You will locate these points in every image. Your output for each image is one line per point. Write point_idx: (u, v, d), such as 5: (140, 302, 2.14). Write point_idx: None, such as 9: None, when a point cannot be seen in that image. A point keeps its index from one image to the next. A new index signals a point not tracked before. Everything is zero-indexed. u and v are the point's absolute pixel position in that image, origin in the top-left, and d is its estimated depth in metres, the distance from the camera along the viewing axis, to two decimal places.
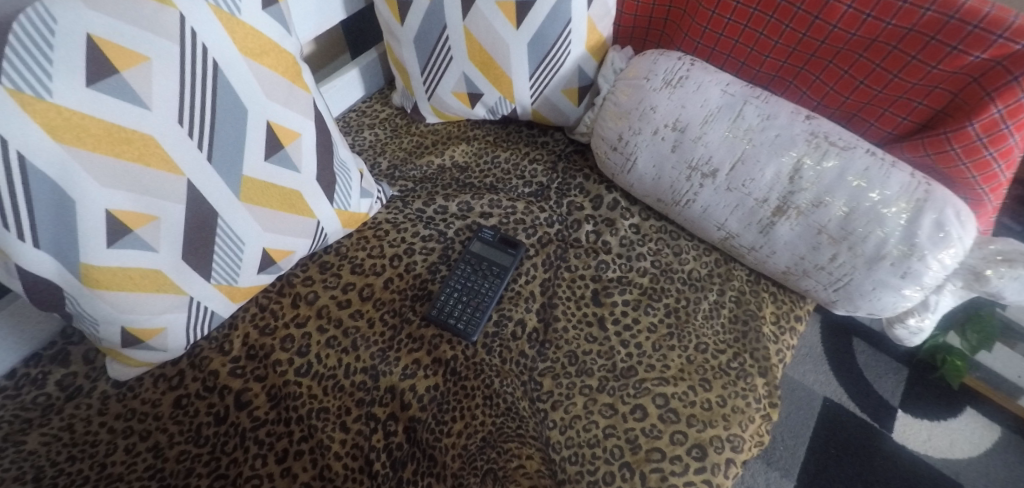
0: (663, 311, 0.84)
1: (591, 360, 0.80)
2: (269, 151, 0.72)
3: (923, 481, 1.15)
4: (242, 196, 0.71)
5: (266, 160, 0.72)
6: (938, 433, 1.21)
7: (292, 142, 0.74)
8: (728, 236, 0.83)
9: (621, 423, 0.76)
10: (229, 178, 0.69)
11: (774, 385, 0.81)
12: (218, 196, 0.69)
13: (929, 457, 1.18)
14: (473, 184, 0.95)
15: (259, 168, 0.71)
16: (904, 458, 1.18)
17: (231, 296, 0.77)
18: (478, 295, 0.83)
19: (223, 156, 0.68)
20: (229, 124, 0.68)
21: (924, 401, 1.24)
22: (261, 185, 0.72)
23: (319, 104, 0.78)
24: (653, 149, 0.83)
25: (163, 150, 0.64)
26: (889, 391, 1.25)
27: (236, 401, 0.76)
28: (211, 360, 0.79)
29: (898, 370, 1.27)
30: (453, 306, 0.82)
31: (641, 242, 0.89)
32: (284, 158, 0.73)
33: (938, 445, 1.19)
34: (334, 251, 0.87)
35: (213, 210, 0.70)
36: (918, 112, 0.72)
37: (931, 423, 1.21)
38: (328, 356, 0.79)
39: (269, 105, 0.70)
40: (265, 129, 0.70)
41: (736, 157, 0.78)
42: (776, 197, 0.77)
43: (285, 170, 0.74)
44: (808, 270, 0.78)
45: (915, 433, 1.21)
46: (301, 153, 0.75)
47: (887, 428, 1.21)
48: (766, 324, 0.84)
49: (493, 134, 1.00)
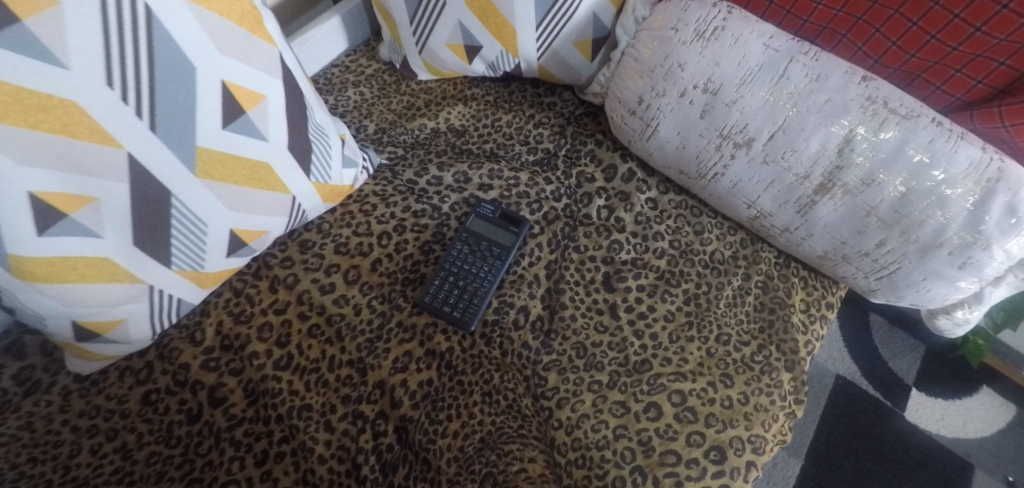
0: (682, 298, 0.76)
1: (601, 353, 0.72)
2: (228, 118, 0.62)
3: (935, 462, 1.10)
4: (200, 171, 0.62)
5: (224, 128, 0.62)
6: (952, 412, 1.15)
7: (255, 105, 0.63)
8: (760, 214, 0.74)
9: (634, 423, 0.69)
10: (180, 150, 0.60)
11: (801, 380, 0.73)
12: (168, 173, 0.60)
13: (942, 436, 1.13)
14: (472, 152, 0.85)
15: (218, 138, 0.61)
16: (916, 438, 1.12)
17: (199, 282, 0.69)
18: (477, 280, 0.75)
19: (169, 125, 0.58)
20: (175, 86, 0.58)
21: (939, 379, 1.17)
22: (222, 157, 0.63)
23: (287, 60, 0.67)
24: (679, 114, 0.73)
25: (92, 119, 0.54)
26: (905, 369, 1.18)
27: (210, 398, 0.69)
28: (181, 351, 0.71)
29: (916, 346, 1.20)
30: (449, 292, 0.74)
31: (659, 219, 0.80)
32: (247, 125, 0.63)
33: (951, 425, 1.14)
34: (316, 227, 0.78)
35: (166, 188, 0.60)
36: (997, 75, 0.61)
37: (945, 402, 1.15)
38: (310, 348, 0.72)
39: (223, 60, 0.60)
40: (220, 90, 0.60)
41: (776, 125, 0.68)
42: (820, 173, 0.67)
43: (250, 139, 0.64)
44: (848, 256, 0.70)
45: (928, 412, 1.15)
46: (267, 118, 0.65)
47: (900, 407, 1.15)
48: (795, 314, 0.76)
49: (494, 93, 0.90)
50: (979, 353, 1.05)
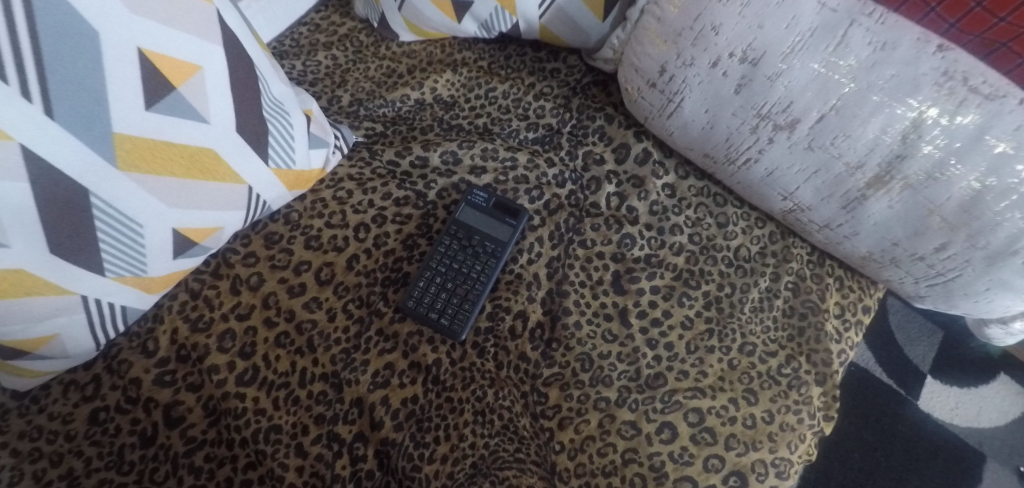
0: (703, 302, 0.67)
1: (609, 366, 0.64)
2: (152, 97, 0.50)
3: (947, 453, 1.03)
4: (123, 163, 0.51)
5: (148, 109, 0.50)
6: (966, 401, 1.06)
7: (187, 79, 0.52)
8: (798, 207, 0.64)
9: (645, 446, 0.60)
10: (94, 139, 0.49)
11: (832, 395, 0.65)
12: (85, 167, 0.49)
13: (954, 425, 1.05)
14: (463, 128, 0.74)
15: (142, 122, 0.50)
16: (930, 428, 1.04)
17: (144, 287, 0.60)
18: (468, 282, 0.66)
19: (73, 109, 0.47)
20: (71, 58, 0.46)
21: (954, 366, 1.09)
22: (152, 145, 0.52)
23: (222, 20, 0.54)
24: (709, 87, 0.61)
25: None
26: (921, 356, 1.09)
27: (166, 418, 0.61)
28: (131, 364, 0.63)
29: (934, 332, 1.12)
30: (437, 297, 0.65)
31: (677, 210, 0.70)
32: (178, 104, 0.52)
33: (964, 414, 1.06)
34: (283, 218, 0.68)
35: (83, 185, 0.50)
36: None
37: (960, 390, 1.07)
38: (279, 359, 0.63)
39: (137, 22, 0.48)
40: (138, 58, 0.49)
41: (829, 104, 0.56)
42: (877, 163, 0.56)
43: (186, 121, 0.53)
44: (898, 259, 0.61)
45: (942, 400, 1.06)
46: (205, 94, 0.53)
47: (914, 395, 1.07)
48: (829, 320, 0.67)
49: (489, 58, 0.78)
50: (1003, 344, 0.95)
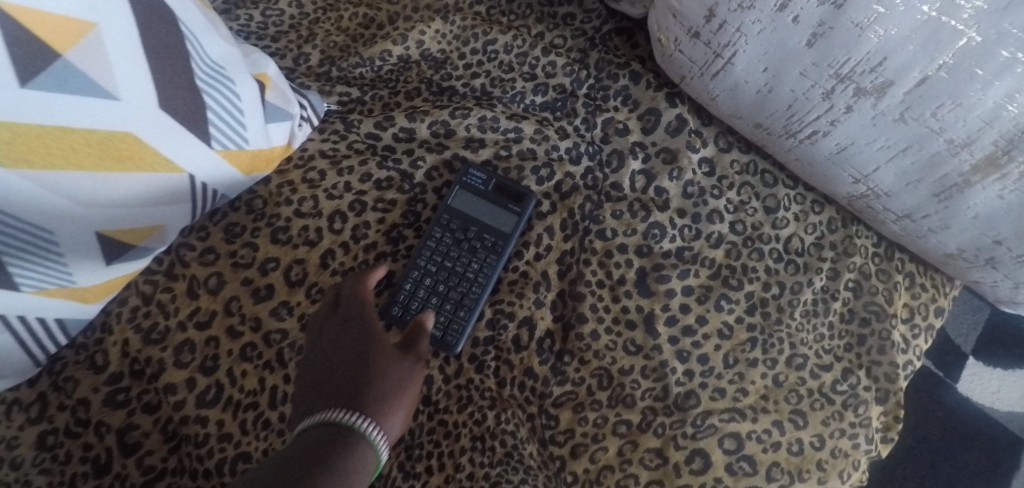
0: (746, 305, 0.56)
1: (632, 383, 0.54)
2: (28, 68, 0.37)
3: (984, 440, 0.88)
4: (6, 159, 0.38)
5: (24, 86, 0.37)
6: (1011, 384, 0.90)
7: (77, 42, 0.39)
8: (872, 193, 0.51)
9: (672, 479, 0.51)
10: None
11: (895, 415, 0.55)
12: None
13: (995, 410, 0.89)
14: (456, 91, 0.62)
15: (20, 103, 0.38)
16: (971, 416, 0.89)
17: (79, 298, 0.49)
18: (464, 283, 0.55)
19: None
20: None
21: (1003, 344, 0.91)
22: (42, 133, 0.39)
23: None
24: (771, 38, 0.47)
25: None
26: (963, 334, 0.93)
27: (120, 444, 0.52)
28: (78, 382, 0.53)
29: (980, 308, 0.94)
30: (427, 302, 0.55)
31: (717, 192, 0.58)
32: (69, 76, 0.39)
33: (1008, 398, 0.89)
34: (245, 206, 0.58)
35: None
36: None
37: (1004, 372, 0.90)
38: (245, 375, 0.54)
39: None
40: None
41: (935, 63, 0.42)
42: (992, 141, 0.43)
43: (86, 99, 0.40)
44: (997, 260, 0.49)
45: (984, 384, 0.90)
46: (105, 60, 0.40)
47: (954, 378, 0.91)
48: (897, 326, 0.56)
49: (488, 2, 0.65)
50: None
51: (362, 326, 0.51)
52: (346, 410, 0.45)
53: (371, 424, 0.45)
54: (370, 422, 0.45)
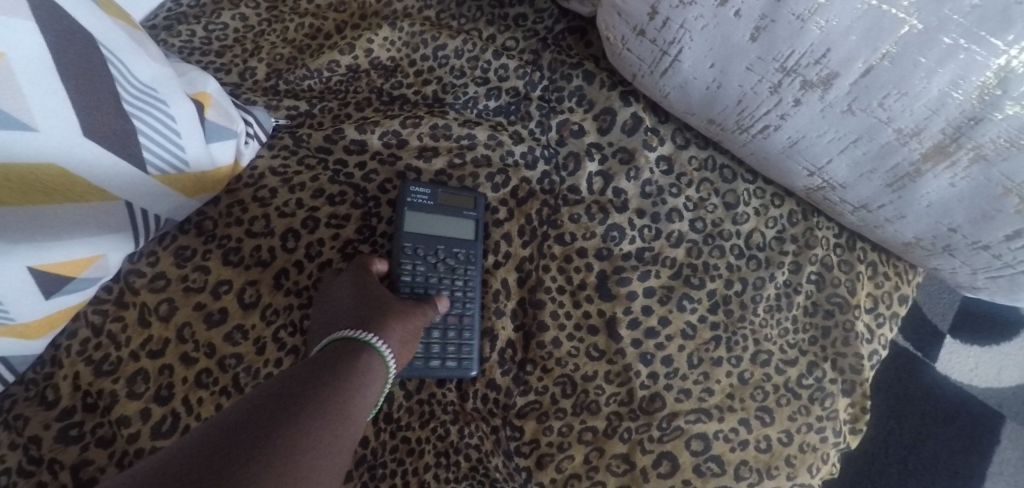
0: (708, 303, 0.55)
1: (596, 389, 0.53)
2: None
3: (963, 416, 0.89)
4: None
5: None
6: (987, 360, 0.92)
7: None
8: (828, 185, 0.51)
9: (640, 484, 0.50)
10: None
11: (862, 406, 0.55)
12: None
13: (973, 387, 0.90)
14: (408, 99, 0.61)
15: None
16: (949, 393, 0.90)
17: (17, 335, 0.47)
18: (458, 308, 0.53)
19: None
20: None
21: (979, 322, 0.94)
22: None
23: None
24: (715, 33, 0.46)
25: None
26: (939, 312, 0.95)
27: (75, 481, 0.50)
28: (28, 419, 0.52)
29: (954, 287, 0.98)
30: (430, 339, 0.52)
31: (675, 190, 0.57)
32: None
33: (983, 374, 0.91)
34: (195, 228, 0.57)
35: None
36: None
37: (981, 348, 0.92)
38: (201, 403, 0.53)
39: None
40: None
41: (878, 52, 0.41)
42: (940, 128, 0.43)
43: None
44: (954, 247, 0.49)
45: (962, 361, 0.91)
46: (18, 91, 0.38)
47: (930, 356, 0.92)
48: (860, 317, 0.56)
49: (437, 6, 0.64)
50: None
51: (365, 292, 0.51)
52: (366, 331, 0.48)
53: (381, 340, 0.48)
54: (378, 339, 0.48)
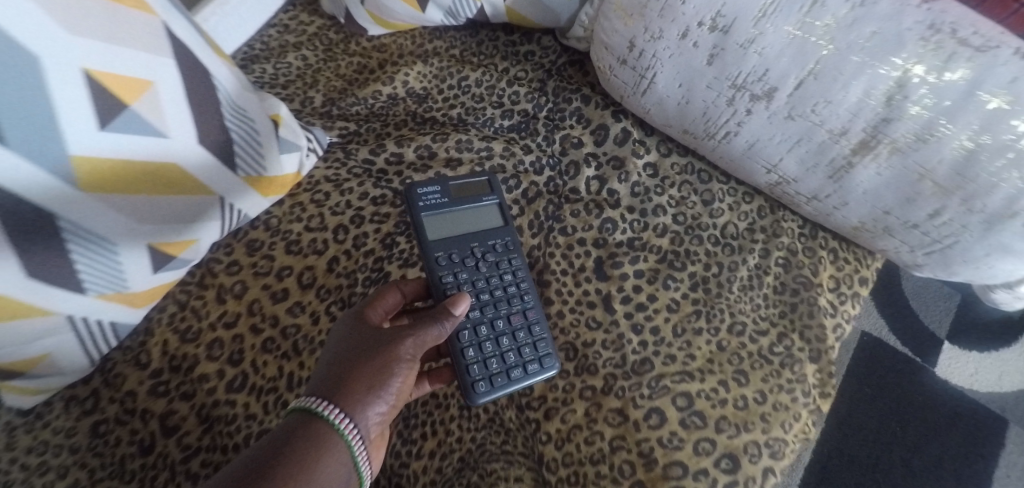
0: (689, 283, 0.65)
1: (594, 354, 0.63)
2: (107, 116, 0.50)
3: (966, 420, 1.01)
4: (86, 184, 0.50)
5: (102, 129, 0.50)
6: (988, 365, 1.05)
7: (140, 96, 0.52)
8: (783, 180, 0.61)
9: (632, 433, 0.59)
10: (54, 162, 0.48)
11: (828, 372, 0.64)
12: (46, 193, 0.48)
13: (975, 391, 1.03)
14: (437, 120, 0.73)
15: (99, 141, 0.50)
16: (950, 396, 1.03)
17: (128, 303, 0.59)
18: (516, 304, 0.61)
19: (27, 135, 0.46)
20: (19, 83, 0.44)
21: (977, 332, 1.08)
22: (112, 164, 0.51)
23: (172, 31, 0.55)
24: (680, 61, 0.59)
25: None
26: (938, 321, 1.08)
27: (162, 427, 0.62)
28: (126, 377, 0.64)
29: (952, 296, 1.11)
30: (502, 350, 0.59)
31: (660, 190, 0.68)
32: (133, 121, 0.51)
33: (986, 379, 1.04)
34: (263, 224, 0.69)
35: (47, 210, 0.49)
36: None
37: (981, 355, 1.06)
38: (266, 365, 0.64)
39: (74, 42, 0.47)
40: (85, 80, 0.48)
41: (806, 69, 0.53)
42: (861, 128, 0.54)
43: (144, 137, 0.52)
44: (892, 228, 0.58)
45: (962, 366, 1.05)
46: (159, 109, 0.53)
47: (930, 363, 1.05)
48: (823, 294, 0.65)
49: (462, 47, 0.78)
50: None
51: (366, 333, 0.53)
52: (366, 374, 0.50)
53: (351, 424, 0.48)
54: (353, 408, 0.48)
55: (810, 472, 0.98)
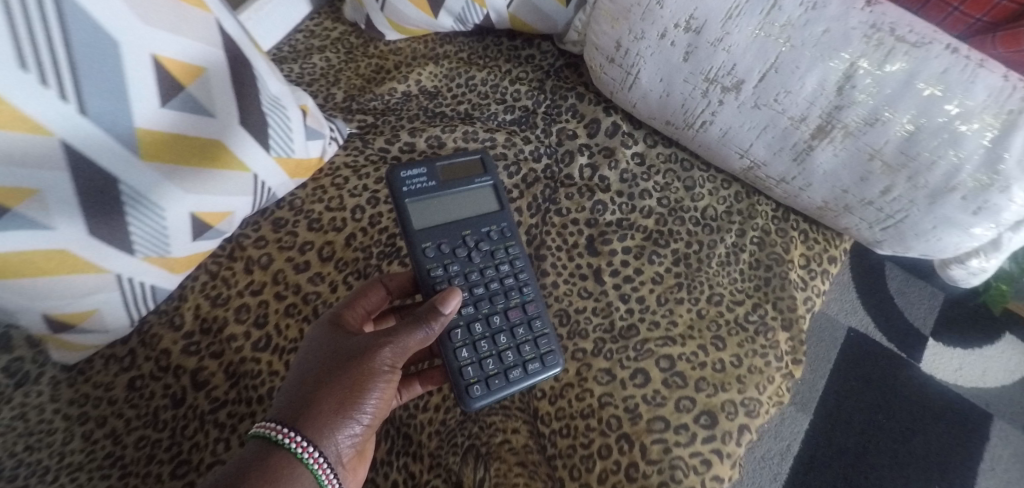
0: (671, 259, 0.72)
1: (585, 320, 0.69)
2: (167, 96, 0.58)
3: (951, 413, 1.08)
4: (147, 154, 0.58)
5: (163, 106, 0.58)
6: (970, 362, 1.12)
7: (195, 80, 0.60)
8: (754, 164, 0.69)
9: (619, 391, 0.65)
10: (120, 133, 0.56)
11: (799, 340, 0.70)
12: (112, 158, 0.56)
13: (959, 386, 1.10)
14: (446, 114, 0.81)
15: (162, 116, 0.58)
16: (934, 390, 1.09)
17: (169, 267, 0.66)
18: (514, 297, 0.65)
19: (103, 107, 0.54)
20: (100, 64, 0.53)
21: (958, 330, 1.15)
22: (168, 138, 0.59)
23: (225, 28, 0.64)
24: (661, 58, 0.67)
25: (11, 106, 0.50)
26: (922, 319, 1.15)
27: (193, 381, 0.69)
28: (161, 337, 0.70)
29: (935, 295, 1.17)
30: (500, 349, 0.63)
31: (646, 176, 0.76)
32: (188, 101, 0.60)
33: (969, 374, 1.11)
34: (288, 204, 0.77)
35: (111, 175, 0.57)
36: (999, 10, 0.58)
37: (963, 351, 1.13)
38: (289, 327, 0.70)
39: (147, 31, 0.56)
40: (152, 64, 0.56)
41: (768, 64, 0.61)
42: (818, 115, 0.61)
43: (196, 116, 0.61)
44: (851, 206, 0.65)
45: (946, 362, 1.12)
46: (210, 92, 0.61)
47: (915, 358, 1.12)
48: (793, 270, 0.72)
49: (469, 51, 0.87)
50: (1002, 298, 1.02)
51: (347, 347, 0.57)
52: (340, 392, 0.54)
53: (323, 446, 0.53)
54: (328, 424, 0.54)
55: (800, 461, 1.03)
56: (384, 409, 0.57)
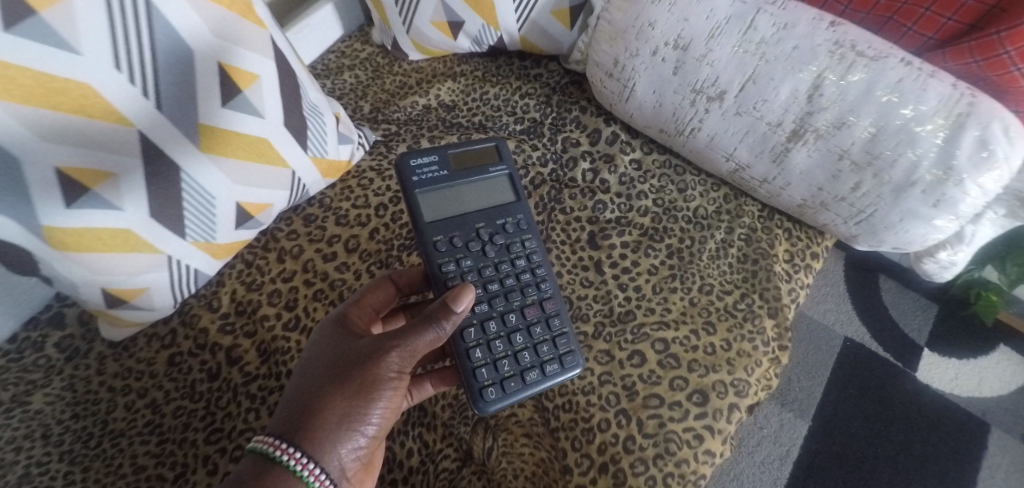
0: (665, 253, 0.79)
1: (586, 306, 0.76)
2: (229, 97, 0.67)
3: (948, 421, 1.12)
4: (207, 146, 0.67)
5: (223, 106, 0.67)
6: (966, 371, 1.16)
7: (249, 85, 0.69)
8: (739, 167, 0.76)
9: (618, 370, 0.71)
10: (185, 127, 0.65)
11: (785, 327, 0.76)
12: (177, 149, 0.65)
13: (955, 395, 1.14)
14: (462, 125, 0.90)
15: (224, 114, 0.67)
16: (931, 398, 1.14)
17: (212, 254, 0.74)
18: (532, 292, 0.70)
19: (174, 104, 0.63)
20: (177, 68, 0.63)
21: (952, 341, 1.19)
22: (225, 134, 0.68)
23: (278, 42, 0.73)
24: (653, 73, 0.75)
25: (104, 100, 0.59)
26: (916, 330, 1.20)
27: (227, 357, 0.75)
28: (200, 317, 0.77)
29: (928, 307, 1.23)
30: (515, 350, 0.67)
31: (642, 179, 0.84)
32: (243, 103, 0.68)
33: (965, 384, 1.15)
34: (318, 203, 0.85)
35: (175, 164, 0.65)
36: (947, 29, 0.67)
37: (959, 361, 1.17)
38: (316, 309, 0.77)
39: (214, 42, 0.66)
40: (216, 69, 0.66)
41: (746, 76, 0.70)
42: (793, 120, 0.69)
43: (250, 116, 0.69)
44: (826, 202, 0.72)
45: (942, 371, 1.16)
46: (263, 95, 0.70)
47: (911, 367, 1.16)
48: (778, 263, 0.79)
49: (484, 70, 0.96)
50: (993, 308, 1.10)
51: (352, 355, 0.59)
52: (342, 400, 0.56)
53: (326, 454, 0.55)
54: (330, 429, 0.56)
55: (799, 466, 1.07)
56: (390, 417, 0.59)
